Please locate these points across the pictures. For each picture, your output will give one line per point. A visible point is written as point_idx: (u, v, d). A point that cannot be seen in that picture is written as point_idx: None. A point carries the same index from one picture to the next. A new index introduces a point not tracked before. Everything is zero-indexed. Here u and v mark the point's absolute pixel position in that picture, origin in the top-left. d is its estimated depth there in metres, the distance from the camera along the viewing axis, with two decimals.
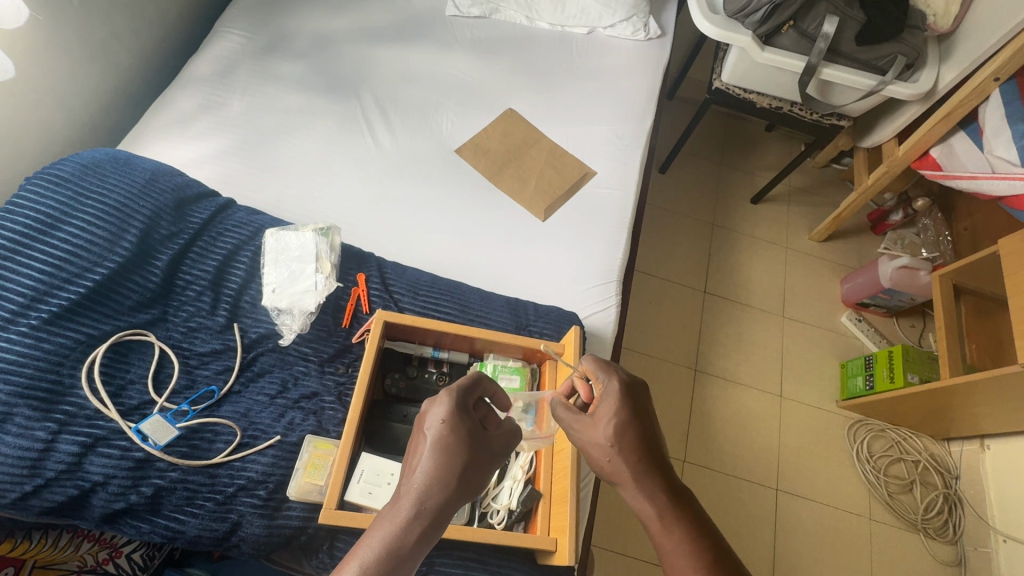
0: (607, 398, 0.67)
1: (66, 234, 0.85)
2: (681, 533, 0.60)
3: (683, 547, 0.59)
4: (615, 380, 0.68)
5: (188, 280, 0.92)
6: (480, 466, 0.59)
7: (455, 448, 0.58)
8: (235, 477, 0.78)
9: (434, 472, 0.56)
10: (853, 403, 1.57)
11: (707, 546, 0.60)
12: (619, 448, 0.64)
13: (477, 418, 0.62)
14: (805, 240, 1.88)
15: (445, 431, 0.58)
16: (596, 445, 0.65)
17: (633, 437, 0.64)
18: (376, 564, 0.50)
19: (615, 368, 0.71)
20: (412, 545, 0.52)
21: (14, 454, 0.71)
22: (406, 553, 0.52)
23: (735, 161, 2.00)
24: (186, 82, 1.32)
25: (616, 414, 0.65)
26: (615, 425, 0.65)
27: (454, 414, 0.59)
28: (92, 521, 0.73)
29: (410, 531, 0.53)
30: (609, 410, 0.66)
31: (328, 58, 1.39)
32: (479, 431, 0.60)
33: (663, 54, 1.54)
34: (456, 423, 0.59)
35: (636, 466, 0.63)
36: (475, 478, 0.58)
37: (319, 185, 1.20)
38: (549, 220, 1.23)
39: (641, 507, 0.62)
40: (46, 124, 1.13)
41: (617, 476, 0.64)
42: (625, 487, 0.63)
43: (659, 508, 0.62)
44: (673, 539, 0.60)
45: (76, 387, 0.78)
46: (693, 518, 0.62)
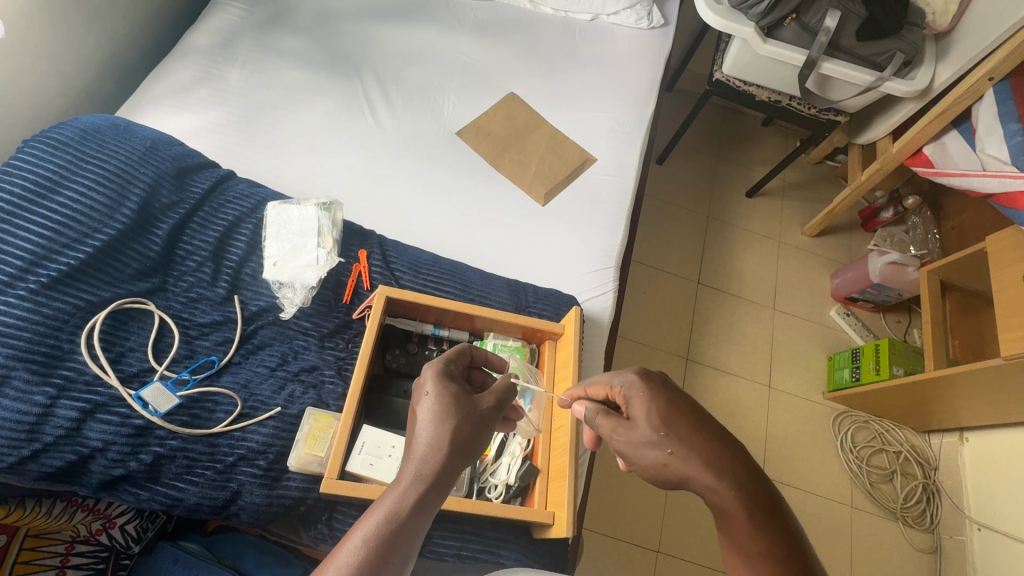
0: (636, 393, 0.62)
1: (64, 198, 0.84)
2: (768, 528, 0.53)
3: (772, 549, 0.51)
4: (630, 374, 0.64)
5: (188, 251, 0.91)
6: (475, 425, 0.59)
7: (447, 413, 0.58)
8: (235, 447, 0.78)
9: (428, 439, 0.56)
10: (839, 394, 1.60)
11: (795, 545, 0.52)
12: (676, 438, 0.58)
13: (464, 385, 0.63)
14: (798, 234, 1.91)
15: (433, 399, 0.59)
16: (647, 443, 0.59)
17: (684, 424, 0.59)
18: (380, 532, 0.49)
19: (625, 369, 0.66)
20: (415, 512, 0.52)
21: (11, 418, 0.71)
22: (410, 521, 0.51)
23: (731, 154, 2.02)
24: (183, 53, 1.29)
25: (659, 405, 0.61)
26: (658, 412, 0.60)
27: (439, 383, 0.61)
28: (90, 488, 0.73)
29: (411, 498, 0.52)
30: (644, 404, 0.61)
31: (329, 35, 1.37)
32: (470, 396, 0.61)
33: (665, 43, 1.54)
34: (444, 391, 0.60)
35: (701, 452, 0.57)
36: (473, 440, 0.58)
37: (320, 161, 1.19)
38: (549, 204, 1.23)
39: (721, 502, 0.55)
40: (40, 89, 1.10)
41: (684, 471, 0.57)
42: (695, 480, 0.56)
43: (740, 499, 0.54)
44: (761, 539, 0.52)
45: (75, 353, 0.77)
46: (777, 512, 0.54)
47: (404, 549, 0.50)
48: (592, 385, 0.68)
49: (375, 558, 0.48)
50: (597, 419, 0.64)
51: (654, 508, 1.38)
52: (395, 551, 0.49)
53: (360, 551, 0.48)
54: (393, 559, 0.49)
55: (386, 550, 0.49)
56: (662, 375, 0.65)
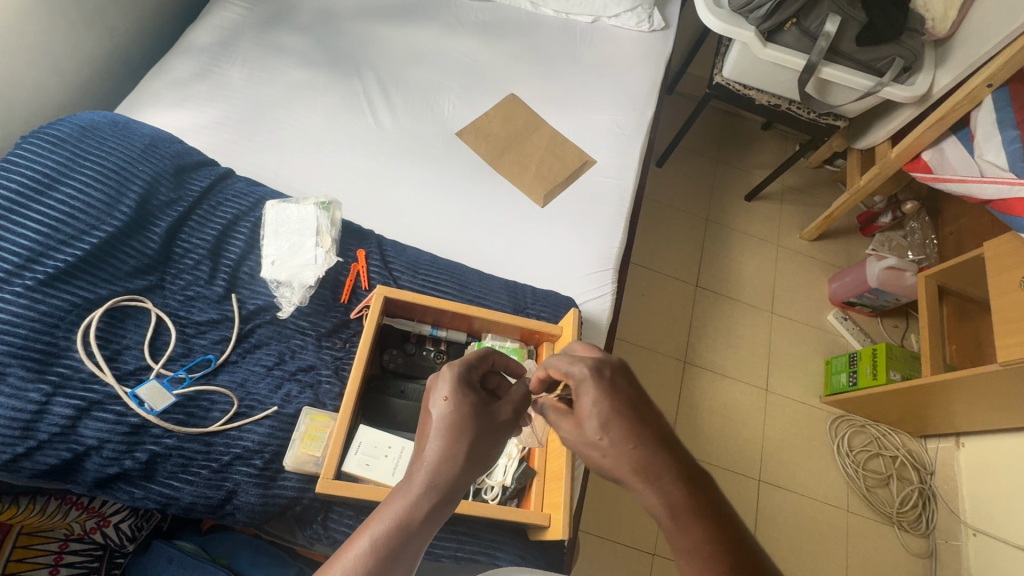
0: (584, 388, 0.59)
1: (63, 194, 0.84)
2: (695, 530, 0.52)
3: (700, 550, 0.51)
4: (580, 368, 0.60)
5: (186, 249, 0.91)
6: (490, 437, 0.58)
7: (463, 423, 0.57)
8: (231, 446, 0.78)
9: (443, 447, 0.55)
10: (836, 398, 1.61)
11: (724, 544, 0.52)
12: (611, 441, 0.56)
13: (483, 393, 0.61)
14: (796, 238, 1.91)
15: (450, 407, 0.58)
16: (584, 442, 0.58)
17: (620, 427, 0.56)
18: (386, 539, 0.50)
19: (584, 357, 0.62)
20: (422, 522, 0.52)
21: (6, 415, 0.70)
22: (416, 529, 0.51)
23: (731, 158, 2.02)
24: (184, 51, 1.29)
25: (598, 407, 0.57)
26: (597, 414, 0.57)
27: (458, 390, 0.59)
28: (84, 486, 0.73)
29: (420, 506, 0.52)
30: (587, 401, 0.58)
31: (330, 34, 1.37)
32: (487, 405, 0.60)
33: (666, 46, 1.54)
34: (462, 399, 0.58)
35: (634, 457, 0.55)
36: (487, 452, 0.58)
37: (320, 161, 1.19)
38: (548, 206, 1.23)
39: (650, 505, 0.54)
40: (39, 86, 1.10)
41: (615, 472, 0.56)
42: (628, 482, 0.55)
43: (668, 503, 0.53)
44: (688, 540, 0.52)
45: (71, 350, 0.77)
46: (708, 513, 0.53)
47: (408, 557, 0.50)
48: (552, 362, 0.64)
49: (379, 566, 0.48)
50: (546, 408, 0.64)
51: (652, 510, 1.38)
52: (401, 558, 0.50)
53: (365, 558, 0.48)
54: (399, 566, 0.49)
55: (390, 556, 0.49)
56: (613, 368, 0.61)
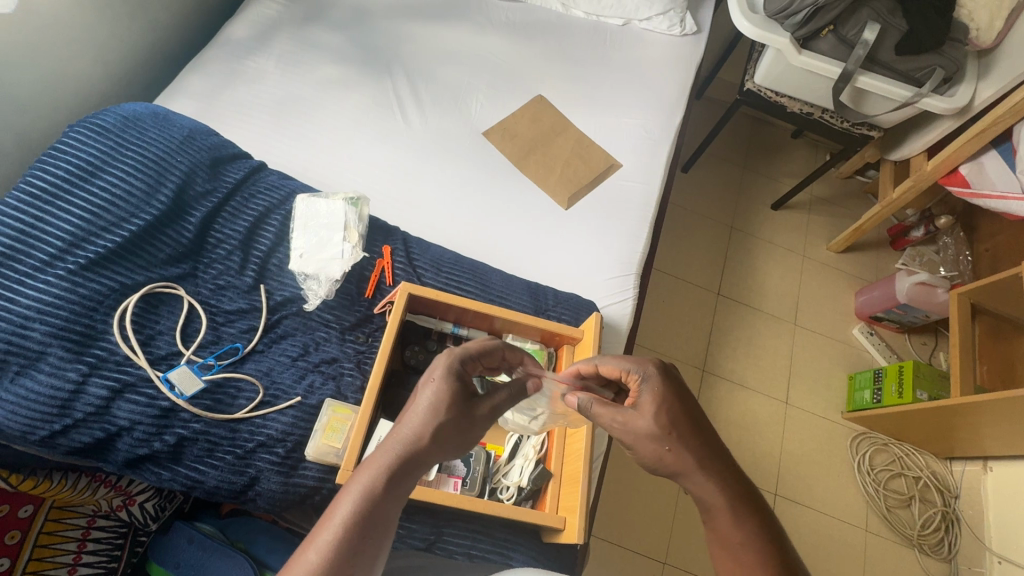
0: (652, 384, 0.64)
1: (103, 182, 0.87)
2: (748, 519, 0.57)
3: (752, 538, 0.55)
4: (650, 365, 0.64)
5: (219, 239, 0.93)
6: (464, 428, 0.61)
7: (443, 411, 0.60)
8: (255, 433, 0.79)
9: (421, 433, 0.58)
10: (858, 415, 1.57)
11: (774, 534, 0.56)
12: (678, 436, 0.60)
13: (469, 386, 0.63)
14: (823, 250, 1.88)
15: (434, 393, 0.61)
16: (650, 437, 0.61)
17: (688, 424, 0.61)
18: (359, 516, 0.51)
19: (645, 358, 0.68)
20: (390, 497, 0.53)
21: (44, 393, 0.73)
22: (385, 507, 0.53)
23: (758, 165, 1.99)
24: (221, 44, 1.32)
25: (667, 402, 0.62)
26: (665, 411, 0.62)
27: (445, 379, 0.61)
28: (115, 465, 0.76)
29: (392, 483, 0.54)
30: (656, 397, 0.62)
31: (364, 32, 1.39)
32: (467, 399, 0.62)
33: (697, 51, 1.53)
34: (447, 388, 0.61)
35: (697, 452, 0.60)
36: (458, 440, 0.60)
37: (348, 156, 1.21)
38: (572, 208, 1.23)
39: (706, 496, 0.58)
40: (84, 77, 1.14)
41: (677, 466, 0.60)
42: (686, 476, 0.60)
43: (726, 494, 0.58)
44: (741, 529, 0.56)
45: (108, 333, 0.80)
46: (755, 505, 0.59)
47: (379, 534, 0.51)
48: (607, 362, 0.69)
49: (352, 541, 0.49)
50: (597, 406, 0.65)
51: (661, 521, 1.37)
52: (371, 534, 0.51)
53: (339, 532, 0.49)
54: (368, 543, 0.50)
55: (363, 533, 0.50)
56: (677, 372, 0.66)
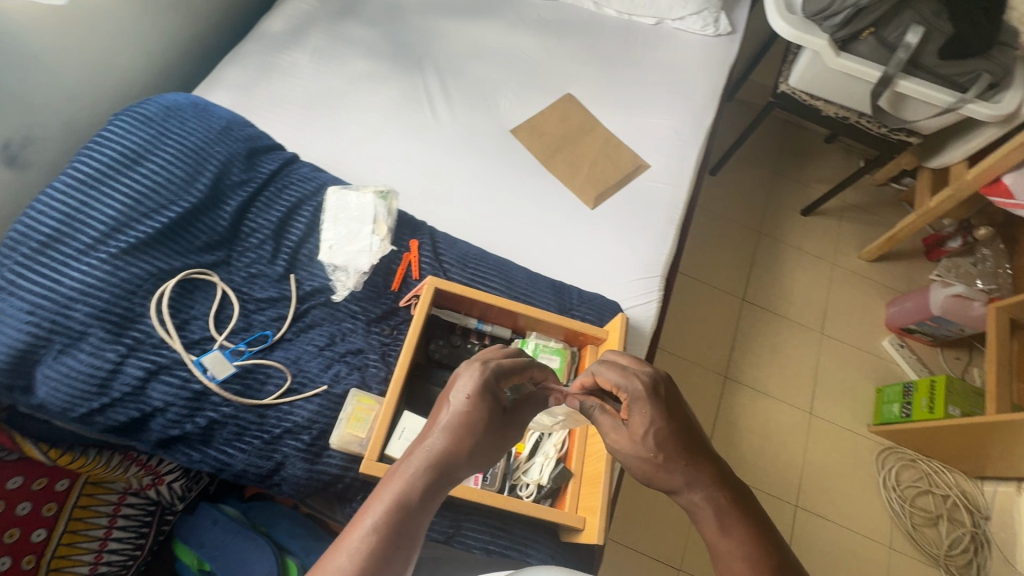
0: (639, 407, 0.61)
1: (145, 170, 0.89)
2: (737, 531, 0.55)
3: (742, 551, 0.53)
4: (637, 386, 0.61)
5: (253, 228, 0.95)
6: (494, 444, 0.59)
7: (475, 422, 0.58)
8: (283, 420, 0.81)
9: (454, 442, 0.56)
10: (885, 429, 1.53)
11: (768, 544, 0.54)
12: (665, 458, 0.59)
13: (501, 399, 0.62)
14: (854, 258, 1.83)
15: (467, 405, 0.58)
16: (638, 457, 0.61)
17: (676, 446, 0.59)
18: (391, 523, 0.48)
19: (636, 371, 0.63)
20: (422, 504, 0.51)
21: (85, 371, 0.76)
22: (415, 515, 0.50)
23: (789, 170, 1.95)
24: (258, 38, 1.35)
25: (655, 424, 0.60)
26: (653, 433, 0.60)
27: (479, 390, 0.60)
28: (149, 444, 0.78)
29: (424, 490, 0.52)
30: (644, 420, 0.60)
31: (397, 28, 1.40)
32: (499, 414, 0.60)
33: (731, 52, 1.51)
34: (481, 399, 0.59)
35: (685, 471, 0.58)
36: (486, 454, 0.58)
37: (378, 150, 1.22)
38: (598, 208, 1.23)
39: (695, 509, 0.57)
40: (128, 68, 1.18)
41: (665, 484, 0.59)
42: (676, 492, 0.59)
43: (713, 505, 0.57)
44: (729, 542, 0.54)
45: (145, 316, 0.82)
46: (749, 515, 0.56)
47: (409, 543, 0.48)
48: (599, 374, 0.65)
49: (384, 548, 0.46)
50: (596, 416, 0.65)
51: (677, 527, 1.36)
52: (403, 542, 0.48)
53: (371, 538, 0.47)
54: (399, 552, 0.47)
55: (394, 543, 0.47)
56: (666, 387, 0.63)
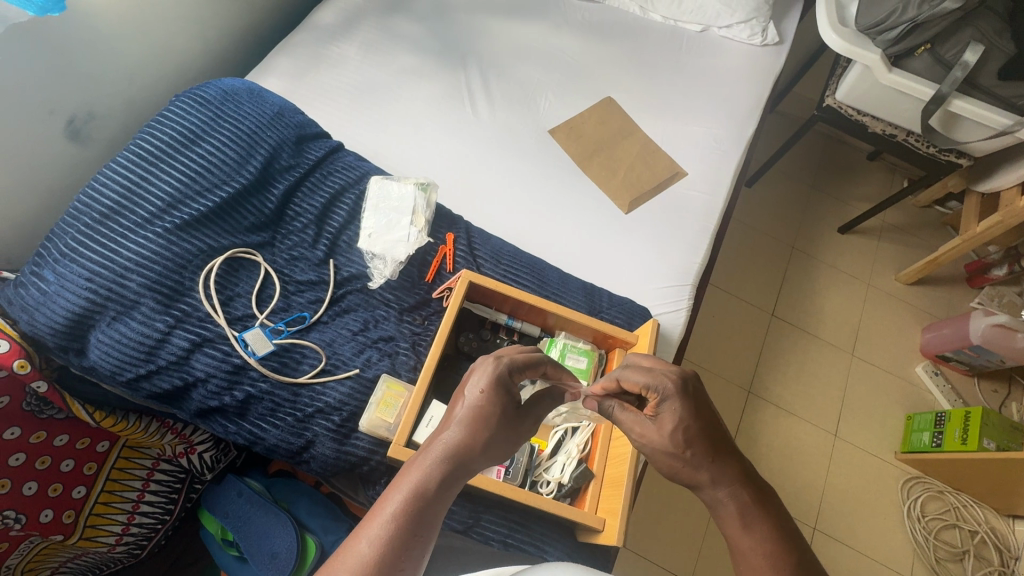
0: (669, 404, 0.62)
1: (200, 151, 0.93)
2: (759, 531, 0.57)
3: (762, 547, 0.56)
4: (669, 383, 0.62)
5: (297, 212, 0.98)
6: (510, 438, 0.60)
7: (489, 417, 0.59)
8: (315, 399, 0.84)
9: (469, 435, 0.57)
10: (914, 457, 1.49)
11: (787, 546, 0.56)
12: (693, 454, 0.60)
13: (516, 395, 0.62)
14: (891, 280, 1.78)
15: (482, 398, 0.59)
16: (665, 450, 0.61)
17: (704, 443, 0.61)
18: (407, 514, 0.50)
19: (663, 370, 0.64)
20: (438, 496, 0.52)
21: (136, 339, 0.80)
22: (431, 506, 0.52)
23: (828, 187, 1.90)
24: (310, 28, 1.38)
25: (684, 421, 0.61)
26: (682, 429, 0.61)
27: (493, 383, 0.60)
28: (188, 413, 0.83)
29: (439, 482, 0.53)
30: (674, 416, 0.61)
31: (444, 24, 1.42)
32: (516, 408, 0.61)
33: (777, 63, 1.48)
34: (494, 394, 0.60)
35: (710, 468, 0.60)
36: (502, 448, 0.59)
37: (418, 144, 1.24)
38: (632, 213, 1.22)
39: (719, 505, 0.59)
40: (187, 52, 1.22)
41: (690, 480, 0.61)
42: (701, 488, 0.61)
43: (737, 503, 0.59)
44: (751, 539, 0.57)
45: (193, 291, 0.85)
46: (771, 516, 0.59)
47: (425, 535, 0.50)
48: (627, 375, 0.66)
49: (401, 537, 0.49)
50: (618, 413, 0.66)
51: (690, 538, 1.34)
52: (420, 532, 0.50)
53: (389, 527, 0.49)
54: (415, 541, 0.49)
55: (409, 535, 0.49)
56: (695, 385, 0.64)
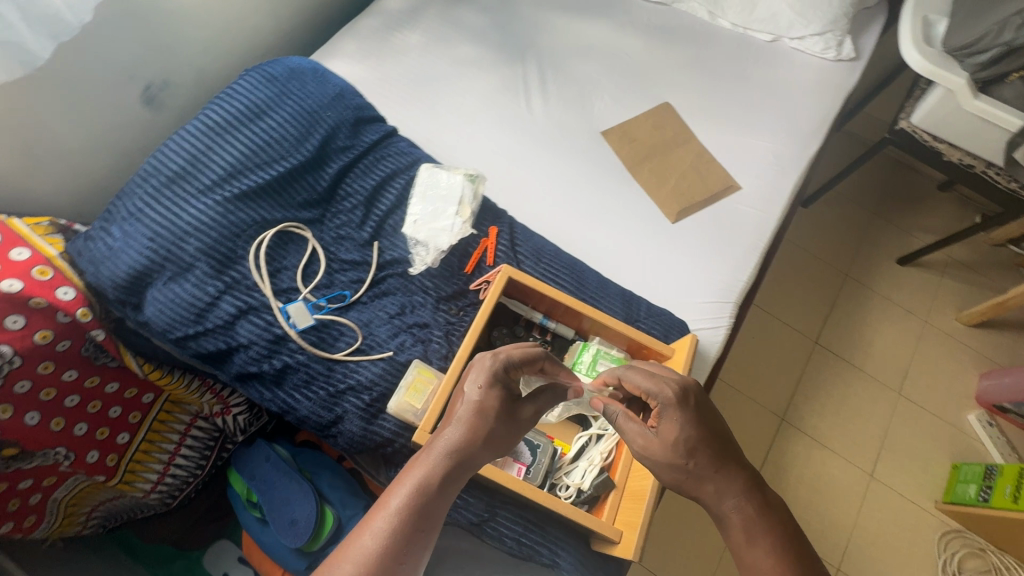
0: (671, 412, 0.66)
1: (263, 126, 0.96)
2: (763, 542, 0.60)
3: (771, 557, 0.59)
4: (669, 392, 0.66)
5: (348, 192, 0.99)
6: (509, 433, 0.63)
7: (491, 411, 0.62)
8: (348, 377, 0.86)
9: (469, 431, 0.60)
10: (956, 509, 1.40)
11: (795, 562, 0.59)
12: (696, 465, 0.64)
13: (514, 390, 0.65)
14: (950, 319, 1.68)
15: (481, 396, 0.63)
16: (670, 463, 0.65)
17: (707, 454, 0.64)
18: (411, 508, 0.54)
19: (665, 378, 0.68)
20: (440, 492, 0.56)
21: (188, 300, 0.85)
22: (434, 501, 0.55)
23: (891, 214, 1.80)
24: (377, 12, 1.41)
25: (684, 432, 0.64)
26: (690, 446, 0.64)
27: (491, 381, 0.64)
28: (228, 375, 0.86)
29: (442, 478, 0.57)
30: (676, 426, 0.65)
31: (508, 16, 1.42)
32: (512, 405, 0.64)
33: (850, 80, 1.41)
34: (493, 390, 0.63)
35: (715, 478, 0.63)
36: (500, 443, 0.62)
37: (470, 136, 1.25)
38: (679, 223, 1.19)
39: (725, 517, 0.63)
40: (259, 28, 1.26)
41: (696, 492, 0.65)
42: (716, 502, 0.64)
43: (742, 515, 0.62)
44: (759, 552, 0.60)
45: (244, 260, 0.89)
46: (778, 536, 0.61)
47: (428, 528, 0.54)
48: (630, 378, 0.70)
49: (405, 530, 0.53)
50: (624, 421, 0.68)
51: (705, 561, 1.31)
52: (423, 526, 0.54)
53: (393, 521, 0.53)
54: (419, 535, 0.53)
55: (415, 525, 0.53)
56: (695, 395, 0.67)
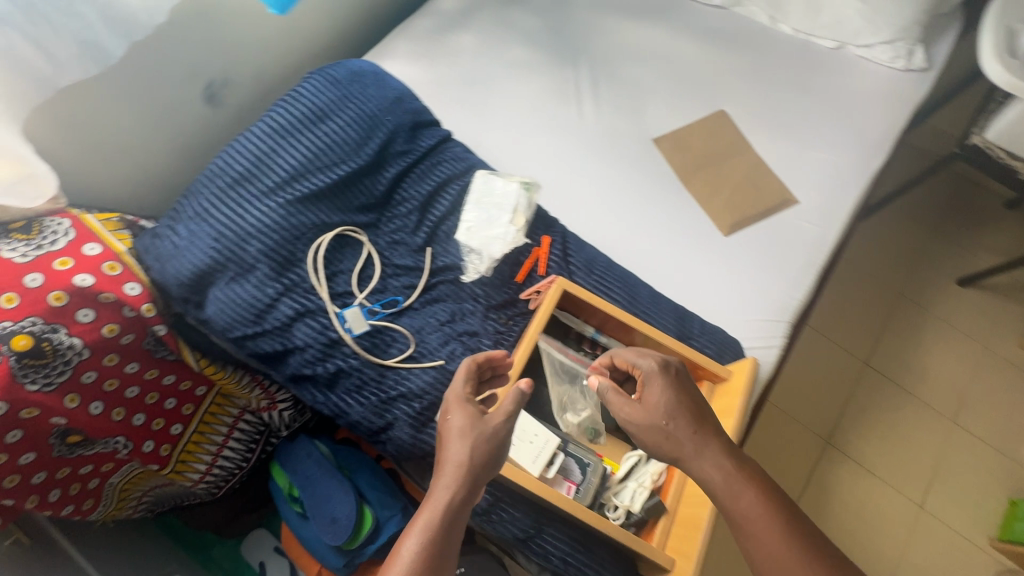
0: (653, 379, 0.75)
1: (325, 130, 0.96)
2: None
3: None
4: (650, 361, 0.76)
5: (404, 198, 1.00)
6: (492, 446, 0.68)
7: (464, 434, 0.68)
8: (399, 384, 0.86)
9: (455, 460, 0.66)
10: (1012, 548, 1.32)
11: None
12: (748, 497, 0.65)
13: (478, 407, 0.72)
14: (1013, 347, 1.58)
15: (453, 426, 0.69)
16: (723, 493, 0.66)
17: (685, 417, 0.71)
18: (424, 551, 0.60)
19: (649, 354, 0.78)
20: (446, 528, 0.62)
21: (249, 300, 0.86)
22: (444, 538, 0.61)
23: (953, 233, 1.71)
24: (429, 11, 1.40)
25: (666, 397, 0.73)
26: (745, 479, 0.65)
27: (455, 409, 0.71)
28: (282, 376, 0.88)
29: (441, 516, 0.62)
30: (658, 392, 0.73)
31: (561, 18, 1.40)
32: (483, 419, 0.70)
33: (920, 91, 1.34)
34: (459, 414, 0.70)
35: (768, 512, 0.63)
36: (488, 459, 0.68)
37: (520, 140, 1.23)
38: (732, 236, 1.15)
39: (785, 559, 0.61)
40: (316, 27, 1.27)
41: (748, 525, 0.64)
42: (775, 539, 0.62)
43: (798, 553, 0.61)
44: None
45: (303, 263, 0.90)
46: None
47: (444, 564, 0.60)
48: (620, 353, 0.80)
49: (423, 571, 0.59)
50: (610, 394, 0.75)
51: None
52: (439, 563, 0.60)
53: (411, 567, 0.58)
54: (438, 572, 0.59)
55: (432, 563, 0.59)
56: (677, 369, 0.77)
